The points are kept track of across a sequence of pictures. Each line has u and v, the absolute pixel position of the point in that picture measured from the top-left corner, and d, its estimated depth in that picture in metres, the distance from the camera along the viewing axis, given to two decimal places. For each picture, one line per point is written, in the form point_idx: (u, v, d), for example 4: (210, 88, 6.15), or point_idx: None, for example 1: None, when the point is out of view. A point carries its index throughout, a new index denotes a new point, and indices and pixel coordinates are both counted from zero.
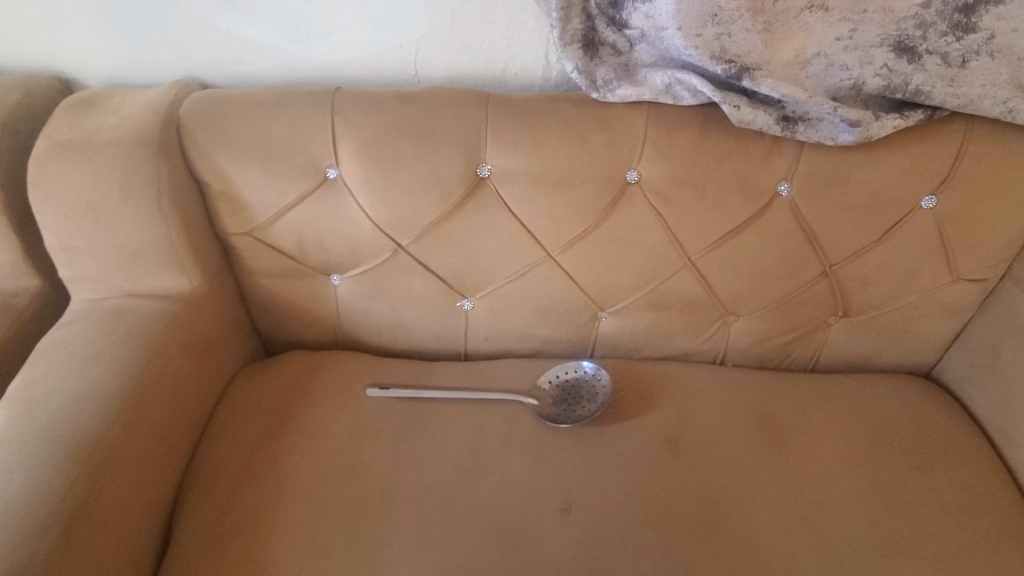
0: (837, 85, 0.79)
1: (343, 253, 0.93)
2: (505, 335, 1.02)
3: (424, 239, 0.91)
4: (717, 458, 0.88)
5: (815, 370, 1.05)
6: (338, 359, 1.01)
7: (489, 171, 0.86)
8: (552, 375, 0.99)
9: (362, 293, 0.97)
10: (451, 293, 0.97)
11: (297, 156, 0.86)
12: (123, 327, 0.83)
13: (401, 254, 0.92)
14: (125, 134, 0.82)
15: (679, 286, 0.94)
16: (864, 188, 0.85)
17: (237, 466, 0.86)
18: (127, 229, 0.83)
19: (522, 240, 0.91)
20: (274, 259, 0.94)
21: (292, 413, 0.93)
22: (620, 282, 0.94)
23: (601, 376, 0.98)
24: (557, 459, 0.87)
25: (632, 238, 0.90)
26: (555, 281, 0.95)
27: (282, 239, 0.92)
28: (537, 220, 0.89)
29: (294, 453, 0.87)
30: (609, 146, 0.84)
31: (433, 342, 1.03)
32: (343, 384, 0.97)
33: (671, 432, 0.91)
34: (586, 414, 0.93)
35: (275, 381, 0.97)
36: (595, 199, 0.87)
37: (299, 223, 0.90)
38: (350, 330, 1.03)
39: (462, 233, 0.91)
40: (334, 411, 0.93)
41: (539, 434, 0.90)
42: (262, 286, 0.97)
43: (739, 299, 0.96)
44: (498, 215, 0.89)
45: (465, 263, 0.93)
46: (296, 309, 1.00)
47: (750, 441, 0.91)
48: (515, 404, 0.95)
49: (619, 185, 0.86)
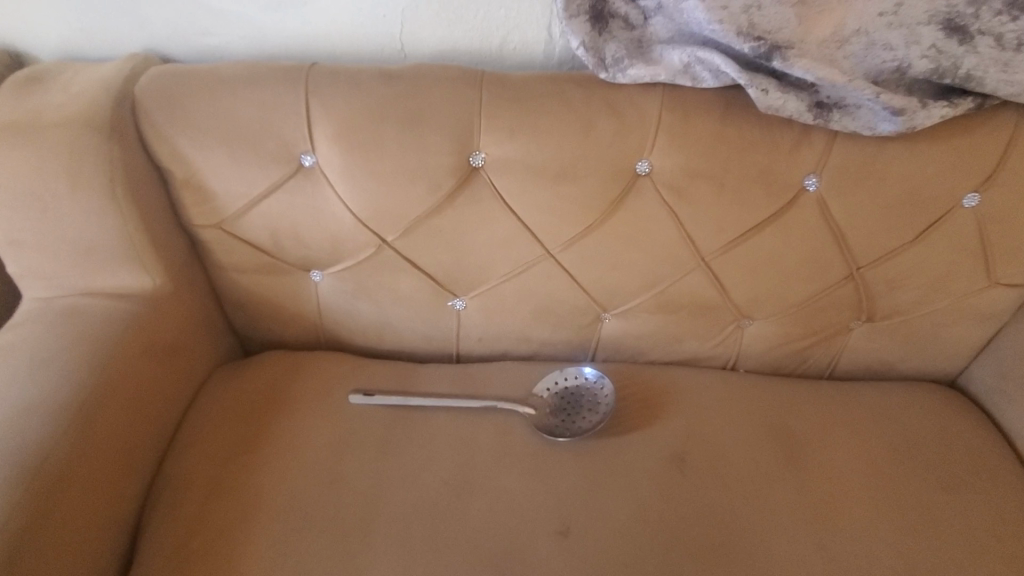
0: (878, 67, 0.70)
1: (322, 248, 0.84)
2: (501, 337, 0.94)
3: (411, 235, 0.82)
4: (728, 476, 0.81)
5: (830, 377, 0.99)
6: (319, 362, 0.93)
7: (482, 160, 0.77)
8: (550, 382, 0.91)
9: (345, 291, 0.90)
10: (442, 293, 0.89)
11: (268, 140, 0.76)
12: (76, 330, 0.75)
13: (386, 250, 0.84)
14: (72, 115, 0.72)
15: (691, 289, 0.86)
16: (900, 183, 0.76)
17: (205, 481, 0.78)
18: (77, 222, 0.74)
19: (520, 236, 0.82)
20: (246, 253, 0.85)
21: (268, 422, 0.85)
22: (627, 284, 0.86)
23: (604, 384, 0.90)
24: (555, 476, 0.80)
25: (641, 236, 0.81)
26: (555, 280, 0.86)
27: (254, 233, 0.83)
28: (535, 213, 0.80)
29: (270, 467, 0.80)
30: (617, 133, 0.74)
31: (422, 344, 0.96)
32: (324, 391, 0.89)
33: (678, 448, 0.84)
34: (587, 426, 0.85)
35: (249, 386, 0.89)
36: (600, 192, 0.78)
37: (272, 216, 0.81)
38: (333, 330, 0.95)
39: (453, 228, 0.82)
40: (313, 420, 0.86)
41: (536, 450, 0.83)
42: (236, 282, 0.89)
43: (756, 302, 0.87)
44: (492, 208, 0.80)
45: (457, 260, 0.85)
46: (274, 307, 0.93)
47: (764, 458, 0.84)
48: (508, 414, 0.87)
49: (627, 177, 0.77)
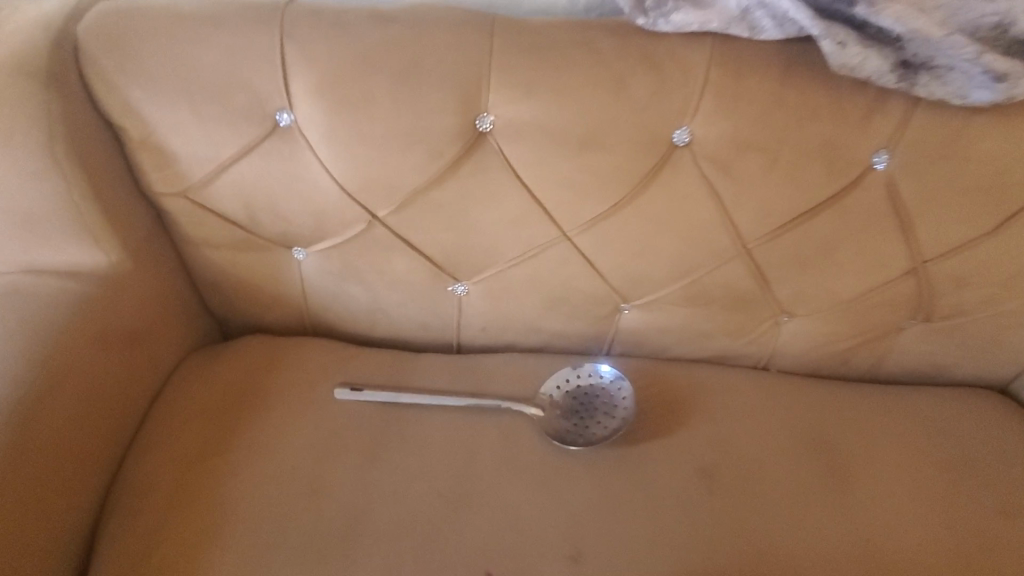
0: (976, 21, 0.57)
1: (303, 224, 0.73)
2: (507, 327, 0.83)
3: (406, 210, 0.71)
4: (760, 494, 0.72)
5: (872, 378, 0.87)
6: (302, 350, 0.83)
7: (491, 124, 0.65)
8: (561, 380, 0.80)
9: (332, 272, 0.79)
10: (441, 277, 0.78)
11: (238, 94, 0.64)
12: (18, 314, 0.66)
13: (378, 227, 0.73)
14: (3, 59, 0.61)
15: (727, 280, 0.75)
16: (985, 163, 0.64)
17: (170, 485, 0.69)
18: (14, 188, 0.64)
19: (532, 214, 0.71)
20: (217, 227, 0.74)
21: (243, 419, 0.76)
22: (654, 272, 0.75)
23: (623, 386, 0.79)
24: (565, 490, 0.71)
25: (673, 218, 0.70)
26: (571, 266, 0.75)
27: (225, 204, 0.72)
28: (551, 188, 0.68)
29: (243, 472, 0.71)
30: (652, 95, 0.62)
31: (419, 332, 0.85)
32: (308, 383, 0.79)
33: (705, 460, 0.74)
34: (601, 434, 0.75)
35: (224, 376, 0.79)
36: (628, 165, 0.66)
37: (246, 184, 0.69)
38: (319, 314, 0.85)
39: (455, 204, 0.70)
40: (294, 417, 0.76)
41: (544, 458, 0.73)
42: (208, 260, 0.79)
43: (801, 297, 0.76)
44: (501, 182, 0.68)
45: (459, 240, 0.74)
46: (253, 287, 0.82)
47: (802, 475, 0.74)
48: (514, 415, 0.78)
49: (661, 148, 0.65)
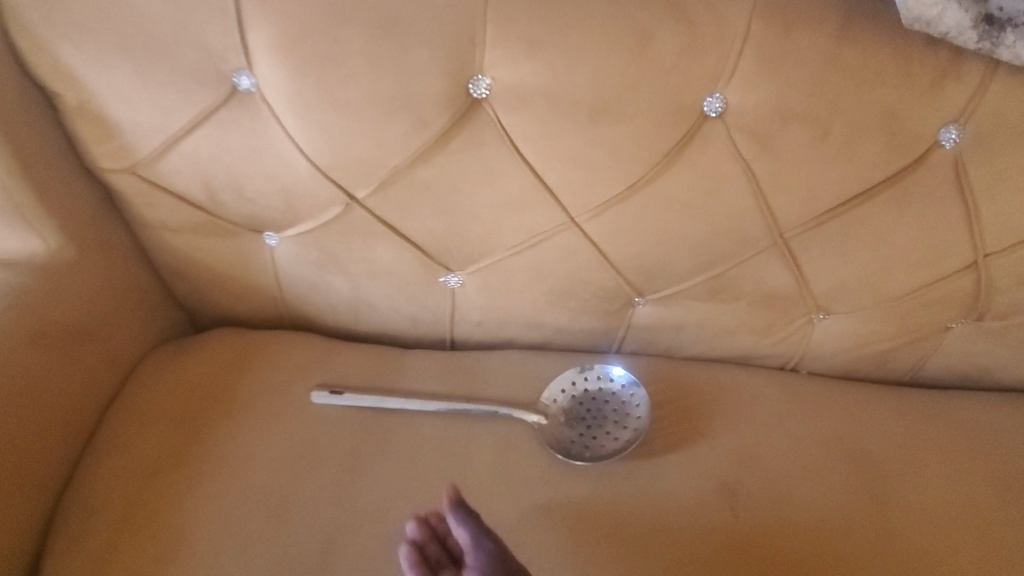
0: None
1: (273, 206, 0.64)
2: (506, 321, 0.74)
3: (389, 190, 0.62)
4: (790, 516, 0.63)
5: (910, 380, 0.77)
6: (275, 346, 0.74)
7: (487, 89, 0.55)
8: (565, 383, 0.71)
9: (307, 259, 0.69)
10: (430, 266, 0.68)
11: (188, 52, 0.54)
12: None
13: (357, 209, 0.63)
14: None
15: (756, 273, 0.66)
16: None
17: (122, 503, 0.61)
18: None
19: (535, 195, 0.61)
20: (175, 209, 0.65)
21: (208, 426, 0.67)
22: (674, 262, 0.66)
23: (637, 395, 0.70)
24: (569, 510, 0.62)
25: (697, 201, 0.60)
26: (579, 255, 0.66)
27: (182, 181, 0.62)
28: (557, 165, 0.59)
29: (206, 488, 0.63)
30: (680, 56, 0.53)
31: (407, 326, 0.75)
32: (282, 385, 0.71)
33: (728, 476, 0.66)
34: (609, 448, 0.67)
35: (187, 375, 0.70)
36: (648, 140, 0.57)
37: (205, 159, 0.60)
38: (293, 304, 0.75)
39: (445, 183, 0.61)
40: (265, 424, 0.67)
41: (545, 473, 0.65)
42: (167, 245, 0.69)
43: (840, 292, 0.67)
44: (499, 157, 0.59)
45: (451, 225, 0.64)
46: (219, 276, 0.72)
47: (838, 494, 0.65)
48: (512, 423, 0.69)
49: (690, 119, 0.56)
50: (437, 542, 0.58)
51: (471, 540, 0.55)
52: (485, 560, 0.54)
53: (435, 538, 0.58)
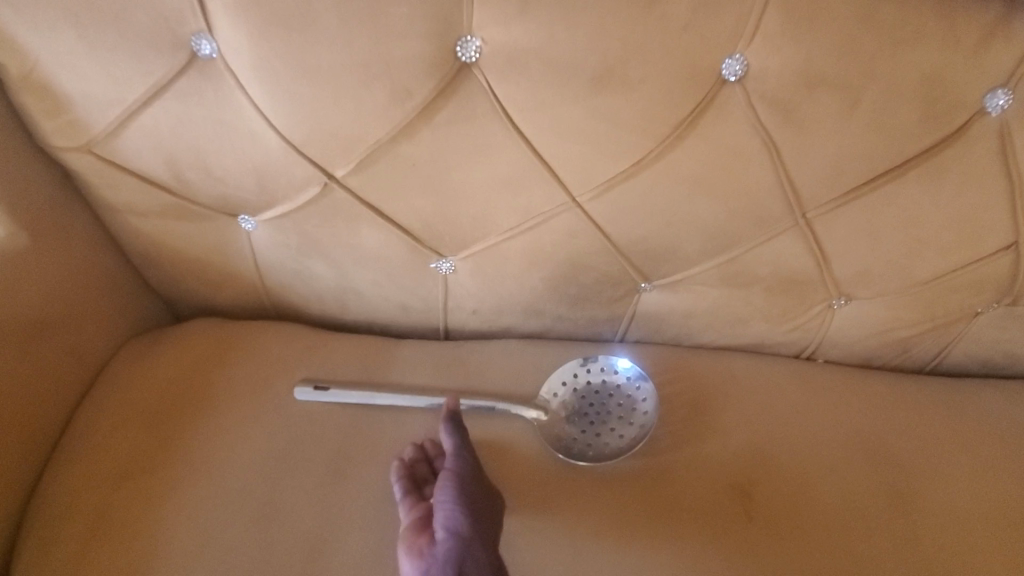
0: None
1: (245, 186, 0.58)
2: (502, 309, 0.68)
3: (371, 168, 0.56)
4: (808, 516, 0.59)
5: (933, 368, 0.71)
6: (255, 338, 0.69)
7: (477, 52, 0.49)
8: (567, 375, 0.66)
9: (286, 245, 0.64)
10: (419, 251, 0.63)
11: (140, 13, 0.48)
12: None
13: (338, 189, 0.58)
14: None
15: (774, 256, 0.61)
16: None
17: (89, 510, 0.57)
18: None
19: (532, 173, 0.56)
20: (139, 190, 0.60)
21: (183, 425, 0.62)
22: (684, 245, 0.60)
23: (645, 389, 0.65)
24: (570, 513, 0.58)
25: (710, 178, 0.55)
26: (581, 238, 0.60)
27: (145, 159, 0.57)
28: (556, 138, 0.53)
29: (180, 495, 0.58)
30: (693, 13, 0.47)
31: (397, 315, 0.70)
32: (262, 380, 0.66)
33: (742, 475, 0.61)
34: (613, 445, 0.63)
35: (160, 370, 0.65)
36: (657, 109, 0.51)
37: (167, 134, 0.55)
38: (274, 293, 0.70)
39: (432, 159, 0.55)
40: (244, 423, 0.63)
41: (544, 474, 0.60)
42: (133, 230, 0.64)
43: (863, 276, 0.62)
44: (491, 130, 0.53)
45: (439, 206, 0.59)
46: (191, 263, 0.67)
47: (860, 493, 0.61)
48: (510, 419, 0.64)
49: (704, 86, 0.50)
50: (426, 461, 0.60)
51: (452, 448, 0.57)
52: (466, 464, 0.56)
53: (424, 457, 0.61)
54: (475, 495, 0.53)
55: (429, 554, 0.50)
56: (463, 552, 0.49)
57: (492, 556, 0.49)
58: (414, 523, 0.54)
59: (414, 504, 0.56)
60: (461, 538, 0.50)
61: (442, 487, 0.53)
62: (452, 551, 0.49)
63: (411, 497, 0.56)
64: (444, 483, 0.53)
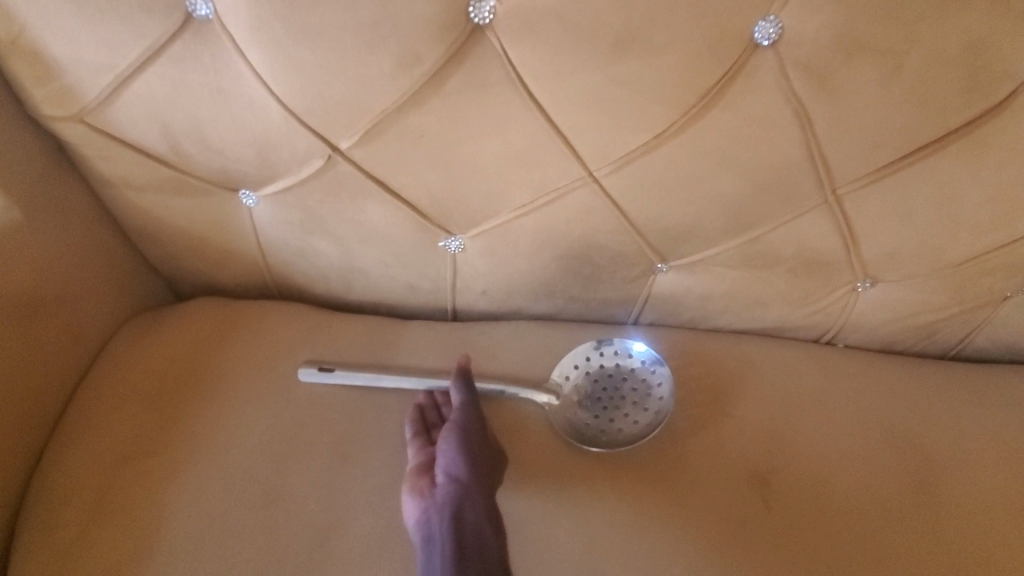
0: None
1: (245, 159, 0.56)
2: (513, 289, 0.66)
3: (378, 139, 0.53)
4: (828, 506, 0.57)
5: (956, 353, 0.68)
6: (258, 317, 0.67)
7: (491, 12, 0.46)
8: (580, 358, 0.64)
9: (289, 221, 0.61)
10: (427, 228, 0.60)
11: None
12: None
13: (342, 162, 0.55)
14: None
15: (798, 235, 0.58)
16: None
17: (91, 492, 0.56)
18: None
19: (547, 146, 0.53)
20: (136, 164, 0.57)
21: (185, 407, 0.61)
22: (704, 223, 0.57)
23: (660, 373, 0.63)
24: (582, 499, 0.56)
25: (735, 152, 0.52)
26: (597, 215, 0.58)
27: (141, 131, 0.55)
28: (573, 108, 0.50)
29: (182, 477, 0.57)
30: None
31: (404, 295, 0.68)
32: (266, 361, 0.64)
33: (760, 462, 0.59)
34: (627, 430, 0.61)
35: (161, 350, 0.63)
36: (681, 77, 0.48)
37: (163, 104, 0.52)
38: (277, 271, 0.67)
39: (442, 131, 0.52)
40: (247, 404, 0.61)
41: (556, 459, 0.59)
42: (131, 205, 0.62)
43: (892, 257, 0.59)
44: (505, 99, 0.50)
45: (449, 180, 0.56)
46: (192, 240, 0.65)
47: (883, 482, 0.59)
48: (520, 403, 0.62)
49: (732, 51, 0.47)
50: (436, 408, 0.61)
51: (461, 401, 0.59)
52: (474, 420, 0.58)
53: (434, 403, 0.62)
54: (477, 446, 0.56)
55: (430, 496, 0.54)
56: (462, 499, 0.53)
57: (488, 503, 0.54)
58: (419, 464, 0.57)
59: (422, 447, 0.58)
60: (461, 485, 0.54)
61: (446, 437, 0.57)
62: (451, 496, 0.53)
63: (420, 439, 0.58)
64: (449, 433, 0.56)
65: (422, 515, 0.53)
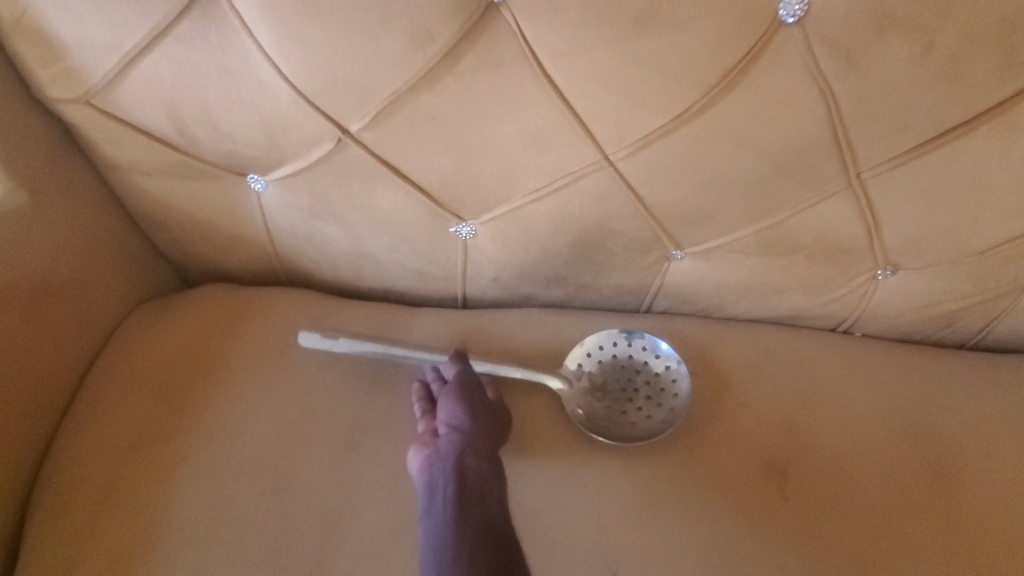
0: None
1: (253, 142, 0.55)
2: (524, 276, 0.65)
3: (388, 122, 0.52)
4: (845, 497, 0.56)
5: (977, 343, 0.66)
6: (267, 304, 0.66)
7: None
8: (595, 347, 0.63)
9: (297, 206, 0.60)
10: (438, 213, 0.59)
11: None
12: None
13: (351, 145, 0.54)
14: None
15: (818, 220, 0.56)
16: None
17: (100, 478, 0.56)
18: None
19: (561, 128, 0.51)
20: (144, 147, 0.56)
21: (194, 393, 0.60)
22: (721, 208, 0.56)
23: (678, 375, 0.61)
24: (593, 488, 0.56)
25: (755, 134, 0.50)
26: (611, 200, 0.56)
27: (148, 114, 0.54)
28: (589, 89, 0.49)
29: (192, 463, 0.56)
30: None
31: (413, 282, 0.67)
32: (274, 348, 0.63)
33: (776, 452, 0.58)
34: (638, 423, 0.60)
35: (170, 336, 0.63)
36: (701, 56, 0.46)
37: (170, 85, 0.51)
38: (285, 257, 0.67)
39: (454, 113, 0.51)
40: (256, 391, 0.61)
41: (567, 448, 0.58)
42: (138, 190, 0.61)
43: (915, 243, 0.57)
44: (518, 80, 0.49)
45: (460, 164, 0.55)
46: (199, 225, 0.64)
47: (901, 473, 0.58)
48: (531, 391, 0.62)
49: (755, 29, 0.45)
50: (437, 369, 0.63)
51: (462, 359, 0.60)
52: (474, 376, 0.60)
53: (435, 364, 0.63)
54: (478, 401, 0.58)
55: (432, 445, 0.55)
56: (464, 448, 0.55)
57: (489, 452, 0.56)
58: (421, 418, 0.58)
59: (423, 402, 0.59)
60: (463, 435, 0.55)
61: (450, 391, 0.58)
62: (454, 445, 0.55)
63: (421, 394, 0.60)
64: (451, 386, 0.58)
65: (426, 463, 0.54)
